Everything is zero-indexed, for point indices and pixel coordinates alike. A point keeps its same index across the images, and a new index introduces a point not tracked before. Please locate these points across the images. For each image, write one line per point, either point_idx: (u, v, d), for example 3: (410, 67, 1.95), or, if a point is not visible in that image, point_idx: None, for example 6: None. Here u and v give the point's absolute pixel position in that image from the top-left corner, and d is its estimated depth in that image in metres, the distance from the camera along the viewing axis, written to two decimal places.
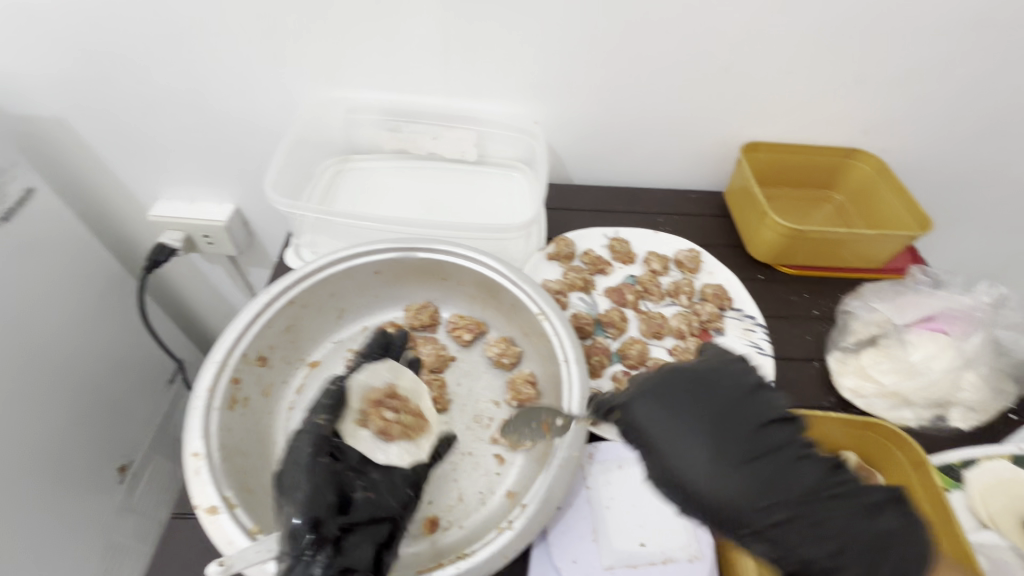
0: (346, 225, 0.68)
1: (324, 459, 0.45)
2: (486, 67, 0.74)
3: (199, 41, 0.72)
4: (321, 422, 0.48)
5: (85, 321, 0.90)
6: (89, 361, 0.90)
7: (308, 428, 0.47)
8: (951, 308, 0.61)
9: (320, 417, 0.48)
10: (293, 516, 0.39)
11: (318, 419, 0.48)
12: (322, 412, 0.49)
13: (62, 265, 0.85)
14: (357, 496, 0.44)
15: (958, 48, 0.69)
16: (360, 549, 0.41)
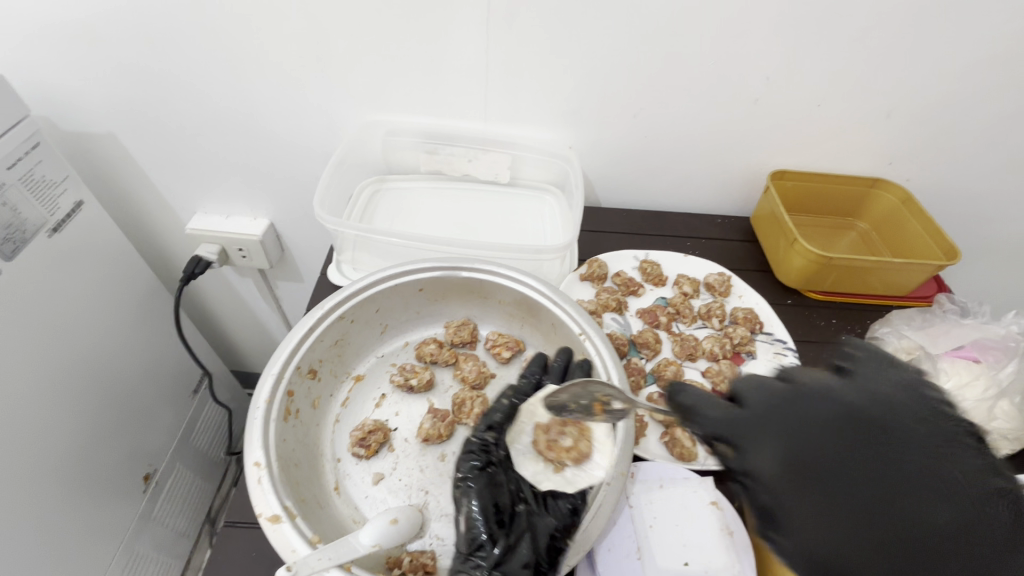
0: (389, 243, 0.70)
1: (485, 472, 0.51)
2: (525, 95, 0.77)
3: (254, 66, 0.76)
4: (487, 438, 0.54)
5: (122, 330, 0.92)
6: (124, 370, 0.92)
7: (477, 440, 0.54)
8: (985, 339, 0.62)
9: (489, 432, 0.55)
10: (474, 507, 0.47)
11: (486, 432, 0.55)
12: (490, 426, 0.56)
13: (103, 275, 0.88)
14: (518, 509, 0.50)
15: (982, 85, 0.72)
16: (522, 549, 0.46)
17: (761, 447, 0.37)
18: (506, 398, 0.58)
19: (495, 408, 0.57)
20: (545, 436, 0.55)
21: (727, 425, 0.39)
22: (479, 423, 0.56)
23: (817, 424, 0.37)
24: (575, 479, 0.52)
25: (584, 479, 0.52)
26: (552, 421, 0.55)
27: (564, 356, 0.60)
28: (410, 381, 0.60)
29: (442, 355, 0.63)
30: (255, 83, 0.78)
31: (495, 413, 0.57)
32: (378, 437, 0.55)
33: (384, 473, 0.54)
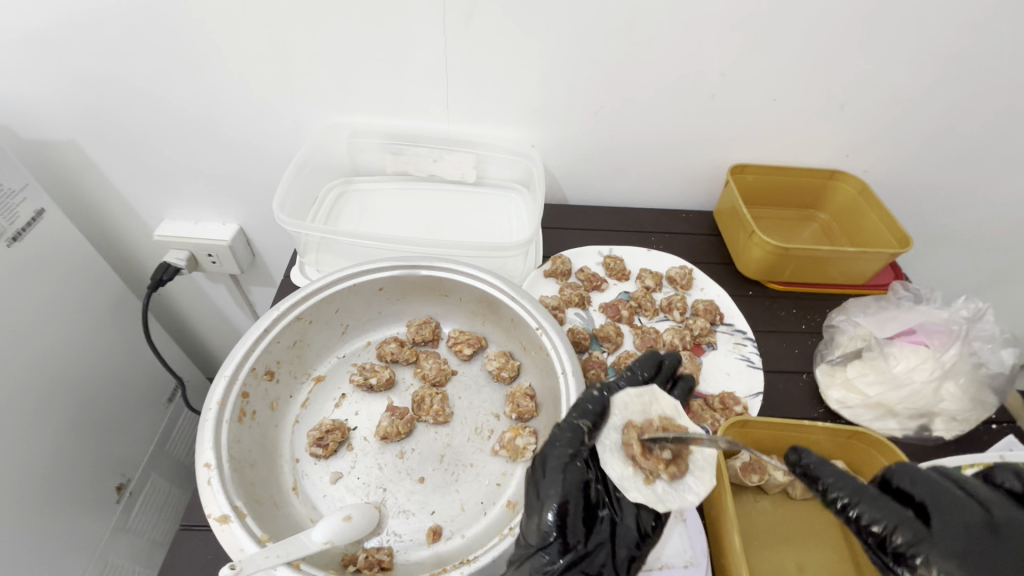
0: (351, 244, 0.70)
1: (578, 465, 0.47)
2: (487, 95, 0.78)
3: (214, 71, 0.75)
4: (584, 427, 0.47)
5: (90, 340, 0.91)
6: (94, 379, 0.92)
7: (569, 427, 0.48)
8: (930, 323, 0.64)
9: (584, 421, 0.48)
10: (548, 511, 0.44)
11: (582, 422, 0.48)
12: (587, 416, 0.48)
13: (69, 284, 0.87)
14: (602, 514, 0.48)
15: (930, 77, 0.74)
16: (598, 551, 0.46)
17: (944, 545, 0.37)
18: (598, 389, 0.51)
19: (592, 393, 0.50)
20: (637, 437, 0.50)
21: (893, 517, 0.39)
22: (574, 410, 0.49)
23: (940, 510, 0.39)
24: (665, 495, 0.48)
25: (675, 500, 0.48)
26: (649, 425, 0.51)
27: (675, 360, 0.58)
28: (369, 380, 0.60)
29: (403, 353, 0.63)
30: (217, 88, 0.78)
31: (594, 401, 0.49)
32: (335, 437, 0.55)
33: (342, 472, 0.54)
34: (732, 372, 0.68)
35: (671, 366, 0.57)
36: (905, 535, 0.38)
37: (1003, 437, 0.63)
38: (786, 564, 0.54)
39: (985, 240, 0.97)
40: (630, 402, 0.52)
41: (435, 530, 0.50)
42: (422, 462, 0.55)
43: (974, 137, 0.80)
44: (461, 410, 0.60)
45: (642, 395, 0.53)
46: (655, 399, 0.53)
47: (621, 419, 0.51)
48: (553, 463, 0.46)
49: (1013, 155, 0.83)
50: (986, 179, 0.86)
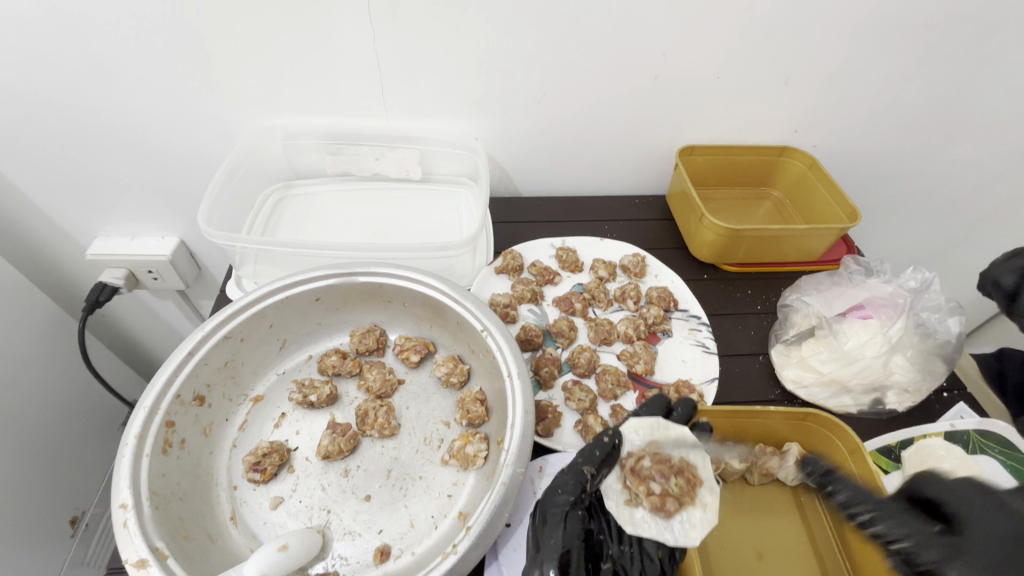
0: (290, 254, 0.67)
1: (579, 513, 0.46)
2: (426, 88, 0.74)
3: (127, 77, 0.69)
4: (587, 475, 0.47)
5: (34, 370, 0.84)
6: (39, 419, 0.84)
7: (572, 471, 0.48)
8: (877, 297, 0.64)
9: (589, 468, 0.47)
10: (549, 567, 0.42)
11: (585, 468, 0.47)
12: (592, 463, 0.48)
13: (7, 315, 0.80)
14: (605, 566, 0.46)
15: (875, 48, 0.73)
16: None
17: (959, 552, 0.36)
18: (608, 434, 0.50)
19: (602, 437, 0.50)
20: (641, 463, 0.50)
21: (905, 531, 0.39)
22: (582, 451, 0.49)
23: (973, 519, 0.37)
24: (637, 522, 0.48)
25: (649, 530, 0.47)
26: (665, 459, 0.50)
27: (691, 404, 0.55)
28: (309, 397, 0.58)
29: (345, 365, 0.61)
30: (134, 95, 0.71)
31: (599, 447, 0.49)
32: (274, 460, 0.53)
33: (283, 497, 0.52)
34: (688, 359, 0.67)
35: (682, 415, 0.54)
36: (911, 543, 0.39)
37: (954, 404, 0.63)
38: (746, 551, 0.53)
39: (932, 207, 0.99)
40: (652, 431, 0.52)
41: (382, 551, 0.48)
42: (368, 479, 0.53)
43: (922, 104, 0.80)
44: (409, 421, 0.58)
45: (667, 429, 0.52)
46: (680, 436, 0.51)
47: (639, 442, 0.51)
48: (556, 512, 0.45)
49: (956, 120, 0.83)
50: (932, 145, 0.87)
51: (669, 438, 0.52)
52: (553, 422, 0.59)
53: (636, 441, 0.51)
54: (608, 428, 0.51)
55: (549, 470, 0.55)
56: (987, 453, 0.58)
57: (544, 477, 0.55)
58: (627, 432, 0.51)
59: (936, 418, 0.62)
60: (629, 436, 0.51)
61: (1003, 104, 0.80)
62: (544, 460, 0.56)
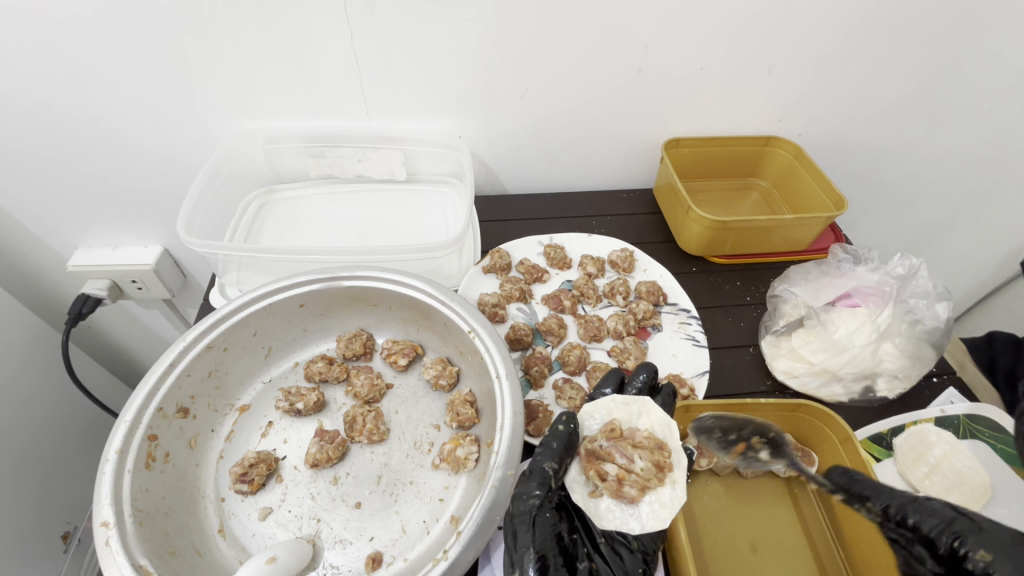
0: (273, 261, 0.66)
1: (548, 514, 0.46)
2: (408, 87, 0.73)
3: (102, 83, 0.67)
4: (550, 471, 0.47)
5: (16, 384, 0.82)
6: (28, 434, 0.83)
7: (536, 473, 0.47)
8: (863, 286, 0.65)
9: (551, 464, 0.47)
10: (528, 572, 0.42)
11: (548, 464, 0.47)
12: (552, 457, 0.48)
13: None
14: (583, 567, 0.46)
15: (857, 35, 0.72)
16: None
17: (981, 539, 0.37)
18: (562, 423, 0.51)
19: (557, 428, 0.51)
20: (597, 444, 0.51)
21: (930, 511, 0.40)
22: (540, 449, 0.49)
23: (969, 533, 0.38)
24: (599, 515, 0.48)
25: (616, 518, 0.48)
26: (624, 437, 0.51)
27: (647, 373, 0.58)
28: (296, 405, 0.57)
29: (332, 372, 0.60)
30: (109, 102, 0.70)
31: (555, 439, 0.49)
32: (260, 470, 0.52)
33: (272, 507, 0.51)
34: (678, 354, 0.67)
35: (643, 381, 0.57)
36: (957, 526, 0.38)
37: (944, 389, 0.64)
38: (740, 544, 0.53)
39: (919, 193, 0.99)
40: (610, 411, 0.54)
41: (373, 558, 0.48)
42: (358, 485, 0.52)
43: (905, 90, 0.80)
44: (399, 426, 0.57)
45: (630, 406, 0.54)
46: (643, 411, 0.54)
47: (597, 425, 0.54)
48: (524, 518, 0.45)
49: (940, 106, 0.83)
50: (917, 130, 0.87)
51: (632, 413, 0.54)
52: (544, 421, 0.59)
53: (594, 427, 0.53)
54: (562, 416, 0.52)
55: None
56: (977, 437, 0.59)
57: None
58: (587, 419, 0.54)
59: (926, 405, 0.62)
60: (588, 420, 0.54)
61: (988, 88, 0.80)
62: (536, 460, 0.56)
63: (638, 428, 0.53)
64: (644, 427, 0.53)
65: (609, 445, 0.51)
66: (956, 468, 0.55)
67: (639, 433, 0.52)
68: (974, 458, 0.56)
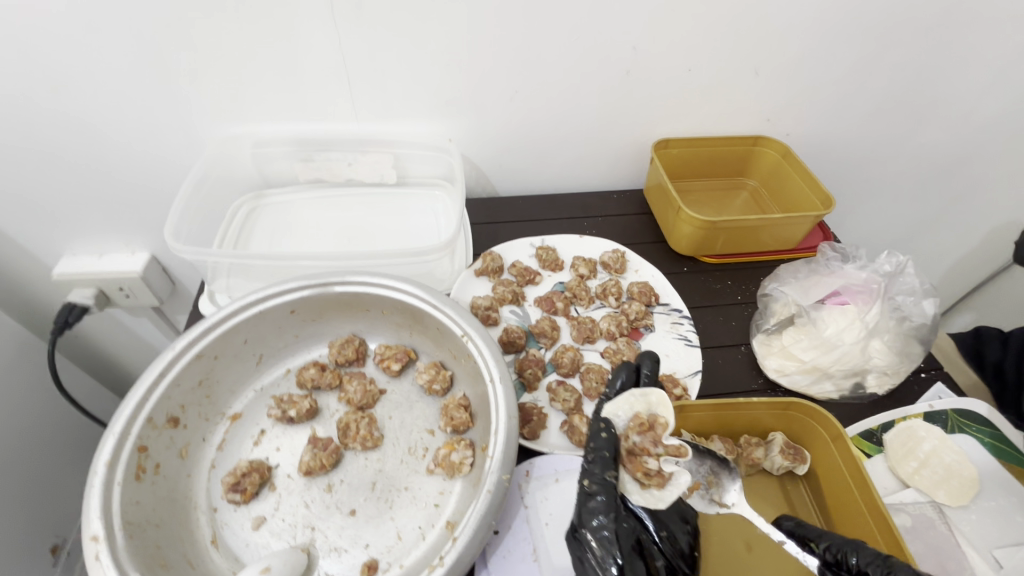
0: (263, 267, 0.65)
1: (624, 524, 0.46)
2: (397, 91, 0.73)
3: (87, 88, 0.66)
4: (613, 481, 0.48)
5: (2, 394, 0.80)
6: (18, 449, 0.82)
7: (600, 486, 0.48)
8: (852, 284, 0.65)
9: (612, 473, 0.48)
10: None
11: (609, 475, 0.48)
12: (610, 467, 0.49)
13: None
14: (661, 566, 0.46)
15: (840, 37, 0.74)
16: None
17: None
18: (603, 429, 0.51)
19: (600, 435, 0.51)
20: (632, 440, 0.52)
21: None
22: (594, 461, 0.49)
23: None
24: (661, 502, 0.50)
25: (672, 492, 0.50)
26: (652, 427, 0.52)
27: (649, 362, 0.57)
28: (288, 412, 0.56)
29: (324, 378, 0.60)
30: (92, 107, 0.68)
31: (607, 447, 0.50)
32: (254, 479, 0.52)
33: (266, 516, 0.51)
34: (671, 353, 0.67)
35: (650, 372, 0.57)
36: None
37: (932, 385, 0.65)
38: (733, 543, 0.53)
39: (904, 190, 1.00)
40: (631, 405, 0.54)
41: (369, 566, 0.47)
42: (352, 493, 0.52)
43: (889, 90, 0.82)
44: (392, 431, 0.57)
45: (647, 397, 0.55)
46: (660, 401, 0.54)
47: (623, 422, 0.54)
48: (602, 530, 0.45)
49: (922, 104, 0.84)
50: (901, 128, 0.88)
51: (651, 405, 0.54)
52: (538, 424, 0.59)
53: (622, 423, 0.53)
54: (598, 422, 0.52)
55: (537, 473, 0.55)
56: (966, 432, 0.59)
57: (532, 480, 0.54)
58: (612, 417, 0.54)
59: (915, 400, 0.63)
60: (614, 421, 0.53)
61: (968, 87, 0.82)
62: (531, 464, 0.56)
63: (658, 415, 0.53)
64: (663, 416, 0.53)
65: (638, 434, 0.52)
66: (945, 462, 0.56)
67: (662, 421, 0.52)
68: (963, 453, 0.57)
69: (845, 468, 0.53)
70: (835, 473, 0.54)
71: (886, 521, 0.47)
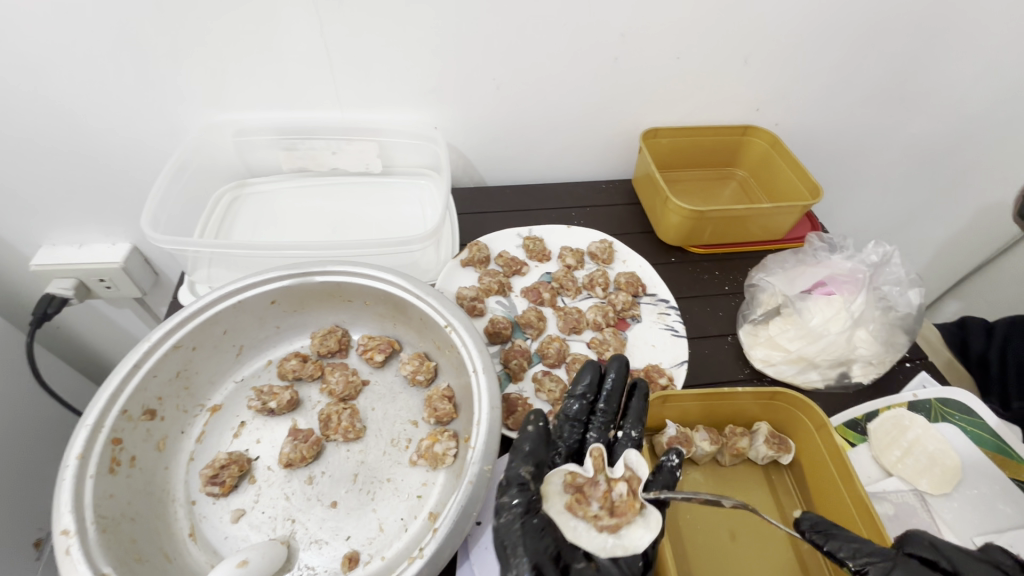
0: (243, 256, 0.64)
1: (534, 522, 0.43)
2: (381, 77, 0.71)
3: (61, 74, 0.64)
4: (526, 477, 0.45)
5: None
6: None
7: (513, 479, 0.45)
8: (838, 274, 0.65)
9: (527, 468, 0.45)
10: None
11: (524, 470, 0.45)
12: (527, 462, 0.46)
13: None
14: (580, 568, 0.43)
15: (831, 25, 0.73)
16: None
17: None
18: (533, 421, 0.47)
19: (528, 427, 0.47)
20: (591, 510, 0.45)
21: None
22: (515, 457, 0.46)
23: None
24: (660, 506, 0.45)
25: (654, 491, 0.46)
26: (578, 486, 0.47)
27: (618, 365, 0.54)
28: (268, 404, 0.55)
29: (306, 369, 0.59)
30: (67, 93, 0.66)
31: (529, 440, 0.47)
32: (232, 471, 0.51)
33: (245, 509, 0.50)
34: (658, 344, 0.67)
35: (616, 376, 0.53)
36: None
37: (916, 374, 0.65)
38: (719, 532, 0.54)
39: (893, 180, 1.00)
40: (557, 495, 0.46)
41: (349, 558, 0.47)
42: (334, 484, 0.51)
43: (879, 78, 0.81)
44: (375, 423, 0.56)
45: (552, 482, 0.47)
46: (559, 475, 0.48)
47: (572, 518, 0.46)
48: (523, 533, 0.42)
49: (912, 94, 0.84)
50: (892, 118, 0.88)
51: (558, 483, 0.47)
52: (523, 415, 0.58)
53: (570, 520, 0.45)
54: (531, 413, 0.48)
55: None
56: (948, 420, 0.60)
57: None
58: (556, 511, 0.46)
59: (900, 390, 0.63)
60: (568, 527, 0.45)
61: (957, 77, 0.82)
62: None
63: (566, 480, 0.47)
64: (565, 477, 0.47)
65: (572, 502, 0.46)
66: (928, 451, 0.56)
67: (575, 481, 0.47)
68: (946, 442, 0.57)
69: (829, 457, 0.53)
70: (820, 464, 0.54)
71: (868, 511, 0.47)
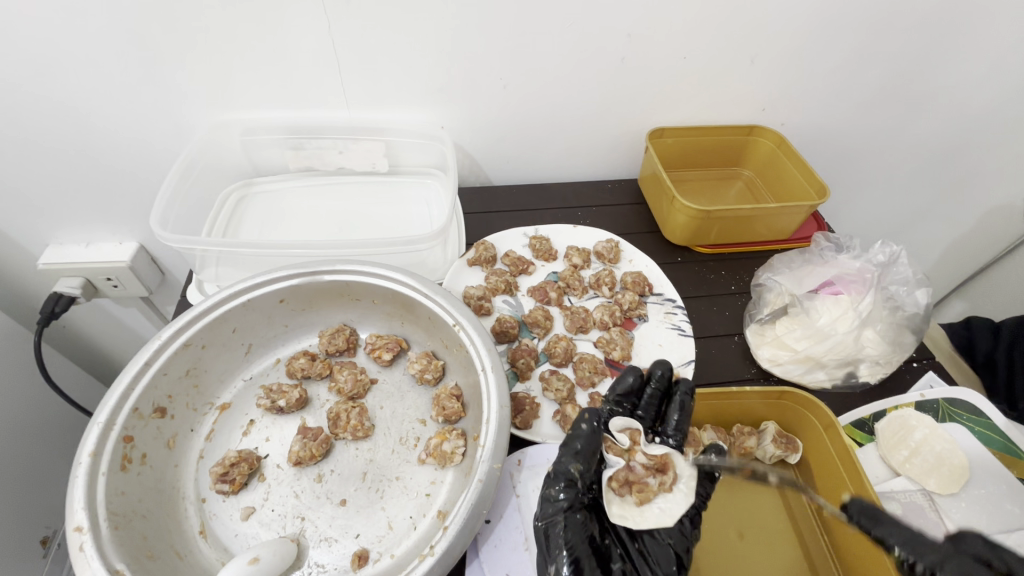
0: (252, 255, 0.64)
1: (579, 516, 0.46)
2: (388, 77, 0.71)
3: (69, 72, 0.64)
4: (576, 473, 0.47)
5: None
6: (5, 440, 0.81)
7: (562, 474, 0.47)
8: (845, 274, 0.65)
9: (577, 466, 0.47)
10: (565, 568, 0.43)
11: (573, 466, 0.47)
12: (577, 459, 0.48)
13: None
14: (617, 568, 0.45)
15: (838, 24, 0.73)
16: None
17: None
18: (585, 422, 0.50)
19: (581, 426, 0.50)
20: (649, 484, 0.49)
21: None
22: (564, 452, 0.48)
23: None
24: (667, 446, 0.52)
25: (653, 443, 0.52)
26: (627, 483, 0.49)
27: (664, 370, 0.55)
28: (278, 402, 0.56)
29: (314, 368, 0.59)
30: (75, 92, 0.67)
31: (581, 439, 0.49)
32: (242, 469, 0.51)
33: (255, 506, 0.50)
34: (664, 343, 0.67)
35: (661, 378, 0.55)
36: None
37: (924, 374, 0.65)
38: (727, 532, 0.54)
39: (899, 180, 1.00)
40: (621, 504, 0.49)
41: (359, 556, 0.47)
42: (343, 482, 0.51)
43: (885, 78, 0.81)
44: (383, 421, 0.56)
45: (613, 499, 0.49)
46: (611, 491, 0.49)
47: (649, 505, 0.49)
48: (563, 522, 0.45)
49: (918, 94, 0.84)
50: (897, 118, 0.88)
51: (615, 498, 0.49)
52: (530, 414, 0.58)
53: (647, 508, 0.49)
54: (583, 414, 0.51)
55: (529, 463, 0.54)
56: (956, 420, 0.60)
57: (524, 470, 0.54)
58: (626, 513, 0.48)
59: (908, 390, 0.63)
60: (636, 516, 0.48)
61: (964, 77, 0.81)
62: (523, 453, 0.55)
63: (619, 493, 0.49)
64: (614, 496, 0.49)
65: (621, 495, 0.49)
66: (936, 451, 0.56)
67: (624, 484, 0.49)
68: (954, 442, 0.57)
69: (837, 456, 0.53)
70: (828, 463, 0.54)
71: (877, 510, 0.47)
